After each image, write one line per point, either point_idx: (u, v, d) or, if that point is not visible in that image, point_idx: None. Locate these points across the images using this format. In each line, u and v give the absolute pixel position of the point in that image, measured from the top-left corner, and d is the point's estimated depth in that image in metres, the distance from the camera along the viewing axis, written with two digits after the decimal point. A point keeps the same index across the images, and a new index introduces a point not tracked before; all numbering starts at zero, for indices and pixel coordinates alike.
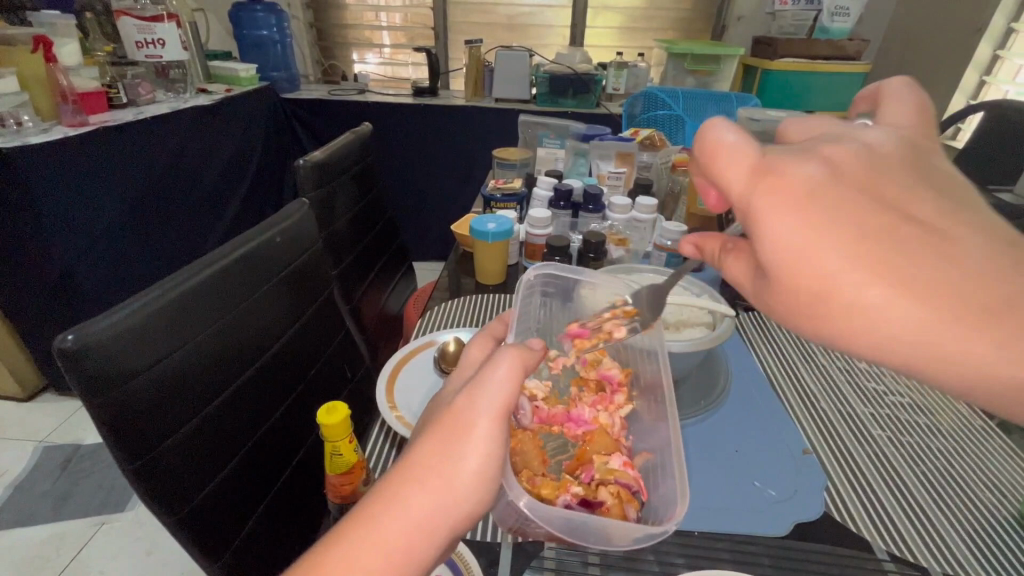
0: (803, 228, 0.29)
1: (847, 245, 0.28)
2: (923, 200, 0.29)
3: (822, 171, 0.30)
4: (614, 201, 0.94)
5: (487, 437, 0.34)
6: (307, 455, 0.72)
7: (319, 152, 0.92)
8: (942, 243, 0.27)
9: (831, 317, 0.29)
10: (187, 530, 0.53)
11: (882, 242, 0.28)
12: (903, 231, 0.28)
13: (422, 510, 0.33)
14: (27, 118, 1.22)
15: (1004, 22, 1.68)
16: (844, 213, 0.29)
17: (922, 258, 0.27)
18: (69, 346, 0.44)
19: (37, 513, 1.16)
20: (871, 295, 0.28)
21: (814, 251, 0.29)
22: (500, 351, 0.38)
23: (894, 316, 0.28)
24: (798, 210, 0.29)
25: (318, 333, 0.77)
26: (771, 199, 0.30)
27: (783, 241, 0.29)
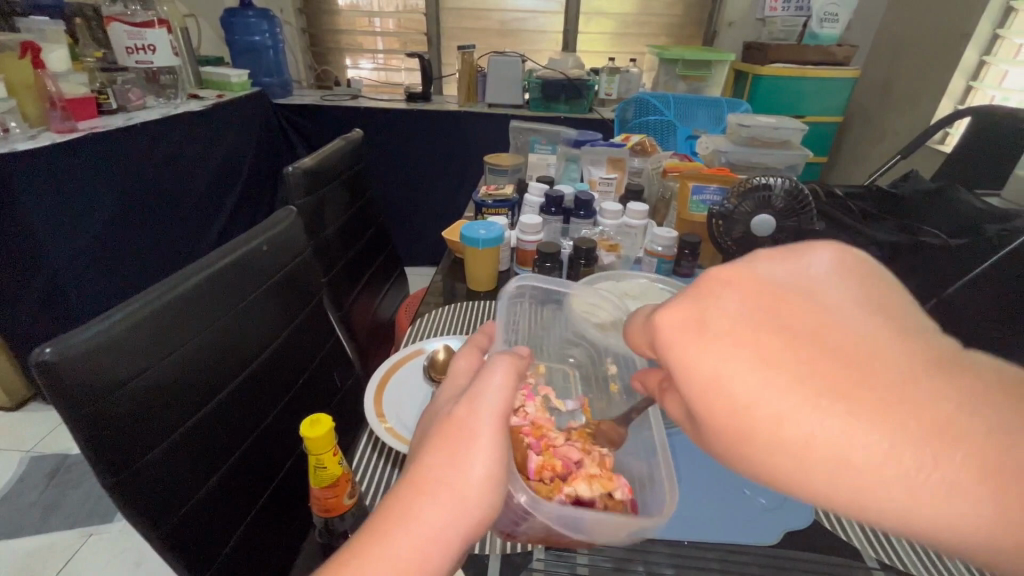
0: (706, 354, 0.23)
1: (746, 364, 0.22)
2: (866, 306, 0.22)
3: (730, 302, 0.23)
4: (604, 207, 0.93)
5: (493, 443, 0.34)
6: (291, 470, 0.71)
7: (308, 159, 0.91)
8: (893, 365, 0.20)
9: (763, 459, 0.22)
10: (169, 546, 0.52)
11: (792, 377, 0.21)
12: (825, 380, 0.21)
13: (435, 524, 0.31)
14: (15, 125, 1.21)
15: (989, 28, 1.71)
16: (749, 344, 0.22)
17: (859, 412, 0.20)
18: (47, 360, 0.43)
19: (22, 524, 1.15)
20: (804, 429, 0.21)
21: (721, 390, 0.23)
22: (495, 360, 0.39)
23: (841, 453, 0.20)
24: (698, 334, 0.24)
25: (306, 343, 0.76)
26: (666, 328, 0.25)
27: (691, 368, 0.24)
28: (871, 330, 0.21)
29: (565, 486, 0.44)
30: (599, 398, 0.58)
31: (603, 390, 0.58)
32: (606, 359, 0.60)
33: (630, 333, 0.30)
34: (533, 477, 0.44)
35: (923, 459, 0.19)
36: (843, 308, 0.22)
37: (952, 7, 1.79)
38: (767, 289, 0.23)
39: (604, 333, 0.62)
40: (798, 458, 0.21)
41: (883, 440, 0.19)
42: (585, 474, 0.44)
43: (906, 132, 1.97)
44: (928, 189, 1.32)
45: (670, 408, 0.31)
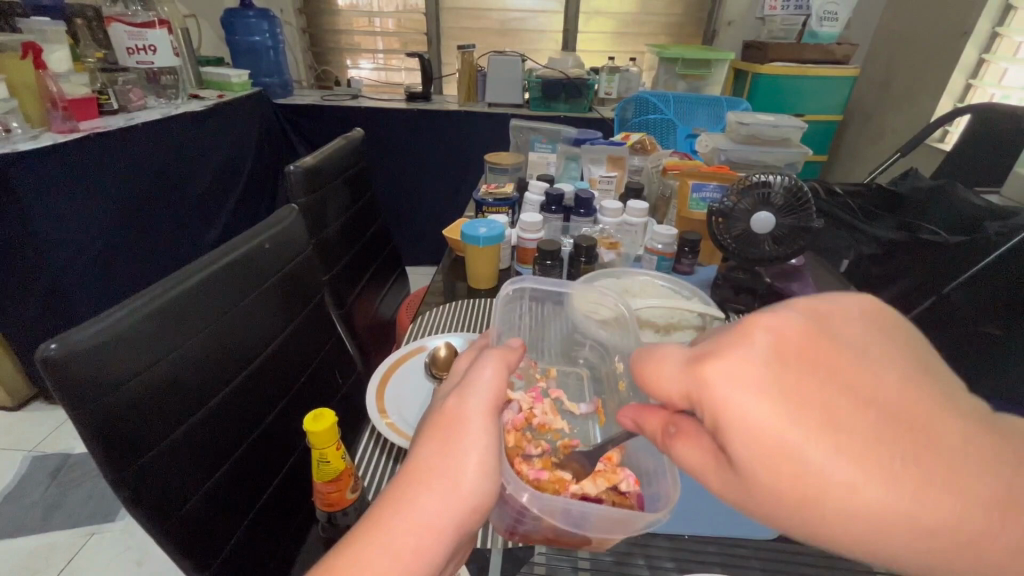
0: (767, 417, 0.23)
1: (798, 432, 0.23)
2: (895, 364, 0.24)
3: (768, 359, 0.24)
4: (605, 205, 0.93)
5: (483, 431, 0.35)
6: (292, 468, 0.71)
7: (309, 157, 0.91)
8: (941, 429, 0.22)
9: (822, 519, 0.23)
10: (173, 541, 0.52)
11: (843, 445, 0.22)
12: (876, 445, 0.22)
13: (430, 511, 0.32)
14: (17, 125, 1.21)
15: (988, 26, 1.71)
16: (800, 409, 0.23)
17: (911, 474, 0.21)
18: (52, 355, 0.43)
19: (25, 523, 1.15)
20: (869, 495, 0.21)
21: (771, 452, 0.23)
22: (483, 355, 0.40)
23: (902, 516, 0.21)
24: (748, 393, 0.24)
25: (306, 341, 0.76)
26: (720, 389, 0.24)
27: (742, 430, 0.24)
28: (914, 384, 0.23)
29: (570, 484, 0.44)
30: (611, 398, 0.57)
31: (612, 388, 0.57)
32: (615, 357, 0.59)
33: (648, 380, 0.30)
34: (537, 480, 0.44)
35: (983, 515, 0.21)
36: (878, 368, 0.23)
37: (951, 6, 1.79)
38: (816, 348, 0.24)
39: (605, 327, 0.61)
40: (862, 520, 0.22)
41: (952, 507, 0.21)
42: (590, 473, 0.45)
43: (906, 130, 1.98)
44: (928, 187, 1.32)
45: (680, 455, 0.30)
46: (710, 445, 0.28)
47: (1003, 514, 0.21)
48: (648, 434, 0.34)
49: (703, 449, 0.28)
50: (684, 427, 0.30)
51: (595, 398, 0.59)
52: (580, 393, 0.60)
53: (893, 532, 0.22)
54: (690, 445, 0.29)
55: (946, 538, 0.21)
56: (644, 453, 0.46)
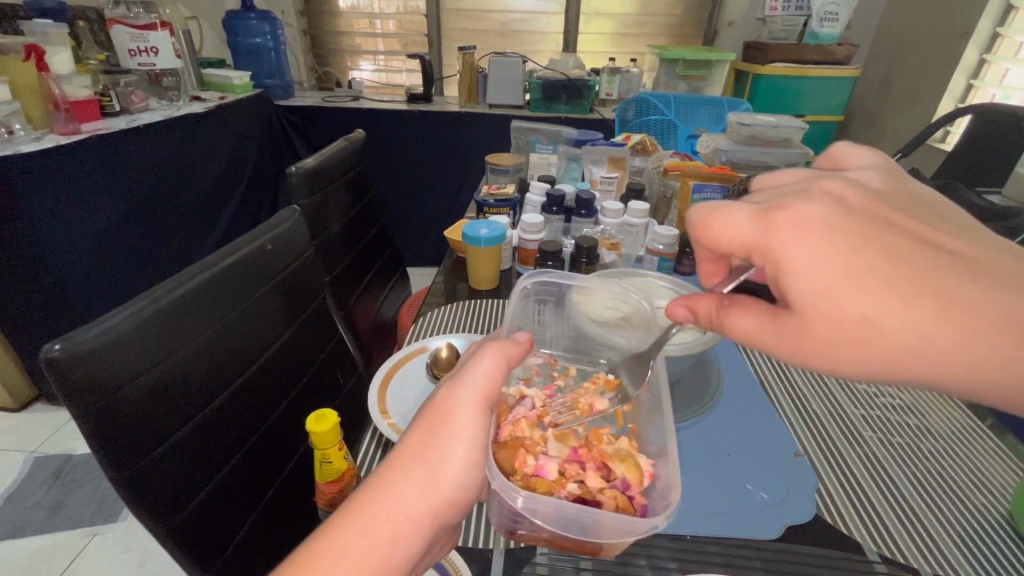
0: (825, 255, 0.35)
1: (846, 257, 0.34)
2: (905, 224, 0.37)
3: (825, 211, 0.36)
4: (606, 205, 0.93)
5: (468, 425, 0.38)
6: (294, 468, 0.71)
7: (311, 159, 0.91)
8: (936, 259, 0.35)
9: (854, 333, 0.35)
10: (176, 542, 0.53)
11: (877, 272, 0.34)
12: (893, 267, 0.34)
13: (409, 499, 0.36)
14: (20, 126, 1.21)
15: (989, 27, 1.72)
16: (845, 247, 0.35)
17: (910, 285, 0.34)
18: (56, 356, 0.44)
19: (28, 524, 1.15)
20: (890, 310, 0.34)
21: (824, 279, 0.35)
22: (484, 346, 0.42)
23: (912, 322, 0.34)
24: (815, 236, 0.35)
25: (308, 341, 0.76)
26: (787, 235, 0.36)
27: (811, 265, 0.35)
28: (917, 237, 0.36)
29: (569, 483, 0.43)
30: (632, 399, 0.55)
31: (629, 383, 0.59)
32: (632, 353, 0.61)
33: (714, 232, 0.39)
34: (533, 475, 0.43)
35: (967, 321, 0.33)
36: (894, 224, 0.36)
37: (952, 6, 1.79)
38: (855, 211, 0.37)
39: (611, 329, 0.61)
40: (884, 331, 0.34)
41: (942, 311, 0.33)
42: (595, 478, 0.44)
43: (907, 131, 1.98)
44: (930, 187, 1.32)
45: (735, 325, 0.41)
46: (765, 309, 0.39)
47: (980, 318, 0.33)
48: (699, 316, 0.44)
49: (759, 316, 0.39)
50: (739, 301, 0.41)
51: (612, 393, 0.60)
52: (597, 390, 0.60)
53: (901, 333, 0.34)
54: (746, 315, 0.40)
55: (937, 335, 0.34)
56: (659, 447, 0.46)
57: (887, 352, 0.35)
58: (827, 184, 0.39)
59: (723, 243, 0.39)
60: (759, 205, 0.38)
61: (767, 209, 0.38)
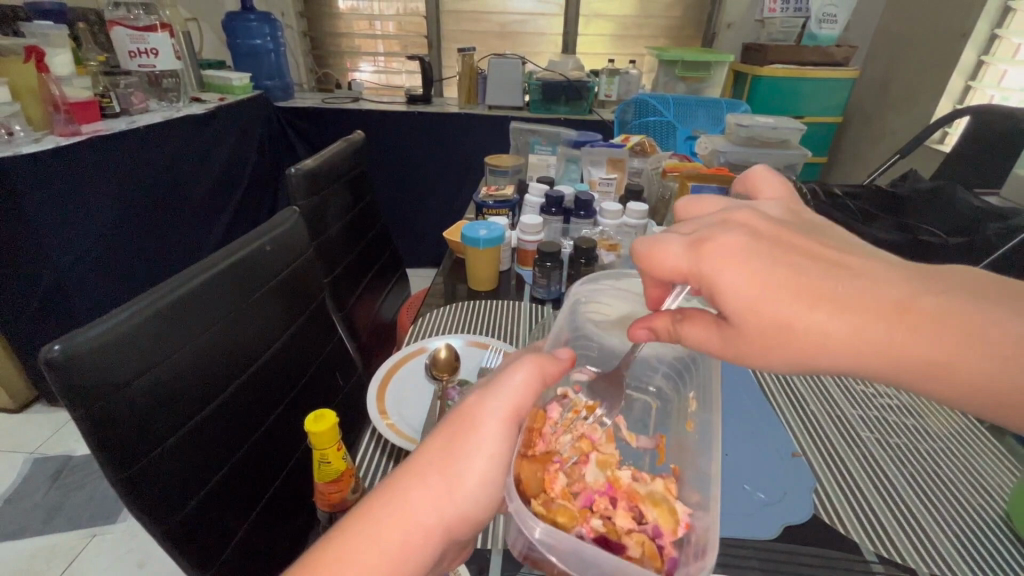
0: (743, 276, 0.34)
1: (764, 274, 0.34)
2: (822, 240, 0.37)
3: (744, 237, 0.35)
4: (605, 207, 0.94)
5: (494, 441, 0.36)
6: (293, 470, 0.71)
7: (310, 160, 0.92)
8: (859, 266, 0.35)
9: (791, 343, 0.34)
10: (174, 543, 0.53)
11: (803, 284, 0.33)
12: (813, 277, 0.34)
13: (424, 508, 0.35)
14: (20, 128, 1.21)
15: (987, 28, 1.72)
16: (765, 264, 0.34)
17: (838, 290, 0.33)
18: (55, 356, 0.44)
19: (28, 525, 1.15)
20: (818, 317, 0.33)
21: (751, 296, 0.33)
22: (521, 359, 0.41)
23: (842, 330, 0.33)
24: (740, 256, 0.34)
25: (307, 342, 0.76)
26: (717, 258, 0.34)
27: (735, 285, 0.34)
28: (838, 250, 0.36)
29: (593, 520, 0.42)
30: (673, 434, 0.53)
31: (678, 424, 0.53)
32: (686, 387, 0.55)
33: (651, 261, 0.37)
34: (557, 501, 0.42)
35: (908, 323, 0.33)
36: (812, 241, 0.36)
37: (950, 8, 1.80)
38: (776, 232, 0.36)
39: (607, 331, 0.61)
40: (815, 337, 0.33)
41: (870, 314, 0.33)
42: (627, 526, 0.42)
43: (905, 132, 1.98)
44: (928, 188, 1.33)
45: (688, 336, 0.38)
46: (714, 320, 0.37)
47: (905, 314, 0.33)
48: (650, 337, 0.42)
49: (706, 327, 0.37)
50: (690, 313, 0.39)
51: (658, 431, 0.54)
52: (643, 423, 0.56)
53: (837, 341, 0.33)
54: (696, 326, 0.38)
55: (878, 342, 0.33)
56: (695, 485, 0.44)
57: (814, 360, 0.34)
58: (741, 210, 0.39)
59: (660, 272, 0.37)
60: (689, 233, 0.37)
61: (695, 238, 0.36)
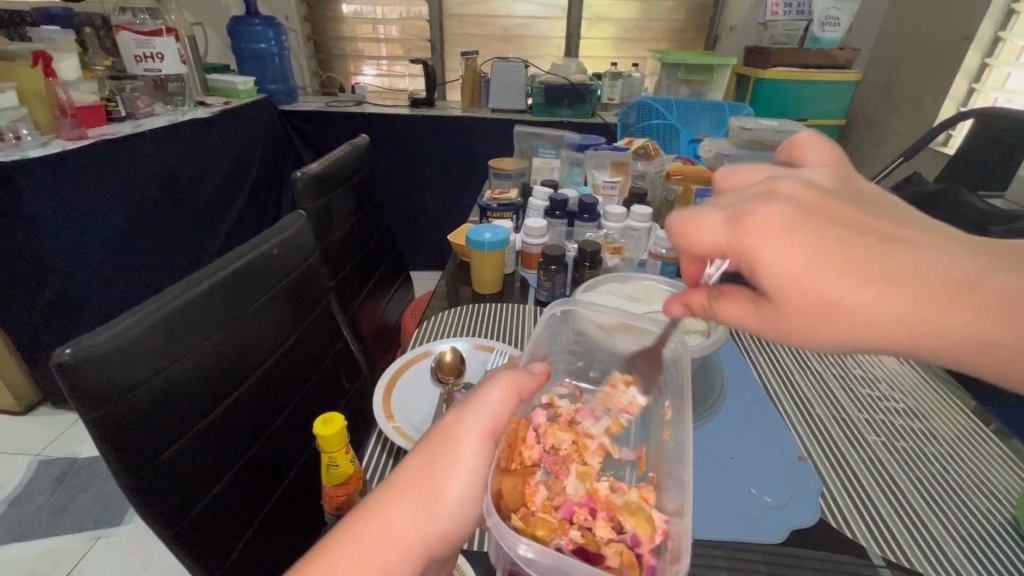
0: (785, 253, 0.34)
1: (805, 250, 0.34)
2: (871, 211, 0.36)
3: (788, 208, 0.35)
4: (609, 209, 0.94)
5: (471, 458, 0.38)
6: (301, 471, 0.71)
7: (316, 164, 0.93)
8: (912, 239, 0.34)
9: (834, 319, 0.34)
10: (182, 546, 0.53)
11: (847, 258, 0.33)
12: (858, 249, 0.34)
13: (405, 525, 0.37)
14: (27, 132, 1.22)
15: (990, 31, 1.72)
16: (812, 237, 0.34)
17: (887, 264, 0.33)
18: (65, 360, 0.44)
19: (33, 528, 1.16)
20: (867, 291, 0.33)
21: (792, 270, 0.34)
22: (497, 374, 0.41)
23: (891, 307, 0.33)
24: (782, 232, 0.34)
25: (314, 342, 0.77)
26: (761, 233, 0.34)
27: (776, 262, 0.34)
28: (890, 222, 0.35)
29: (572, 530, 0.41)
30: (654, 446, 0.52)
31: (657, 433, 0.52)
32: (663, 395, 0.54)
33: (688, 236, 0.38)
34: (537, 514, 0.41)
35: (962, 296, 0.33)
36: (859, 213, 0.35)
37: (953, 11, 1.80)
38: (821, 202, 0.35)
39: (610, 332, 0.57)
40: (862, 312, 0.33)
41: (923, 288, 0.32)
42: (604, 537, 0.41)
43: (909, 135, 1.98)
44: (932, 191, 1.33)
45: (726, 314, 0.39)
46: (750, 296, 0.38)
47: (957, 292, 0.33)
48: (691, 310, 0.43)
49: (744, 302, 0.38)
50: (727, 291, 0.40)
51: (640, 443, 0.54)
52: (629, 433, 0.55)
53: (886, 315, 0.33)
54: (731, 303, 0.39)
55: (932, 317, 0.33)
56: (674, 495, 0.43)
57: (857, 334, 0.34)
58: (786, 178, 0.39)
59: (698, 247, 0.37)
60: (729, 207, 0.37)
61: (735, 211, 0.36)
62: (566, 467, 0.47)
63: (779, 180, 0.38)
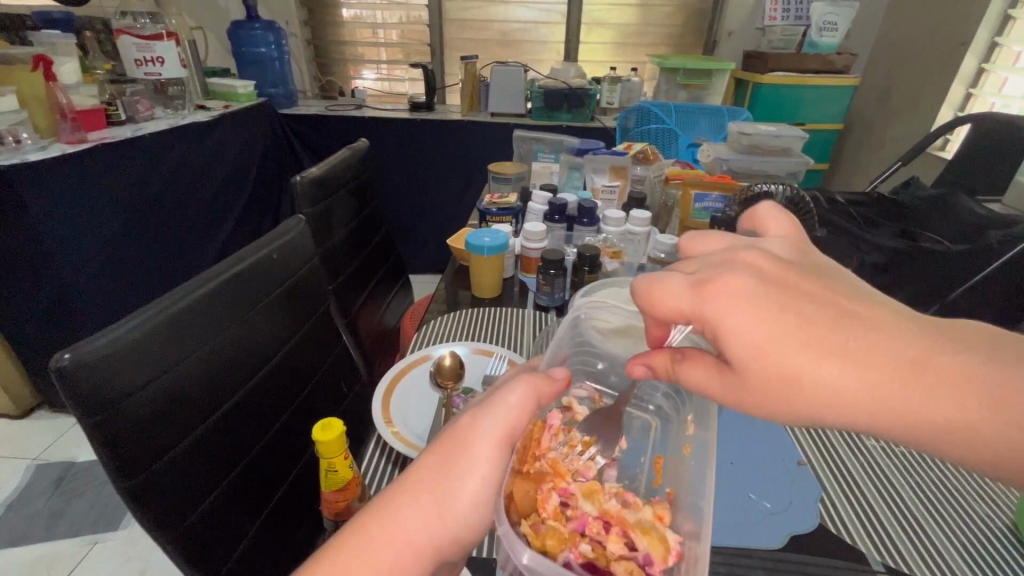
0: (747, 323, 0.33)
1: (764, 321, 0.33)
2: (834, 285, 0.35)
3: (754, 281, 0.34)
4: (608, 214, 0.94)
5: (485, 462, 0.37)
6: (298, 476, 0.71)
7: (315, 168, 0.93)
8: (875, 319, 0.33)
9: (797, 396, 0.32)
10: (180, 551, 0.53)
11: (806, 336, 0.32)
12: (819, 324, 0.33)
13: (414, 527, 0.37)
14: (27, 135, 1.22)
15: (987, 37, 1.73)
16: (773, 309, 0.33)
17: (850, 341, 0.32)
18: (64, 365, 0.44)
19: (30, 533, 1.15)
20: (827, 368, 0.32)
21: (751, 341, 0.33)
22: (516, 380, 0.40)
23: (854, 386, 0.31)
24: (743, 303, 0.33)
25: (313, 347, 0.77)
26: (721, 302, 0.33)
27: (737, 331, 0.33)
28: (853, 300, 0.34)
29: (582, 544, 0.41)
30: (671, 455, 0.52)
31: (675, 445, 0.51)
32: (685, 410, 0.53)
33: (652, 298, 0.36)
34: (548, 523, 0.41)
35: (918, 379, 0.31)
36: (821, 286, 0.35)
37: (950, 16, 1.81)
38: (783, 275, 0.35)
39: (610, 337, 0.59)
40: (820, 391, 0.32)
41: (883, 369, 0.31)
42: (616, 556, 0.41)
43: (907, 139, 1.98)
44: (930, 196, 1.33)
45: (686, 378, 0.37)
46: (712, 361, 0.36)
47: (915, 373, 0.31)
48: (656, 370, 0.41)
49: (707, 364, 0.36)
50: (690, 354, 0.38)
51: (656, 450, 0.54)
52: (642, 445, 0.55)
53: (844, 398, 0.32)
54: (695, 365, 0.37)
55: (894, 400, 0.31)
56: (689, 512, 0.42)
57: (817, 414, 0.33)
58: (748, 244, 0.39)
59: (661, 311, 0.36)
60: (694, 274, 0.36)
61: (699, 279, 0.35)
62: (575, 480, 0.47)
63: (739, 248, 0.38)
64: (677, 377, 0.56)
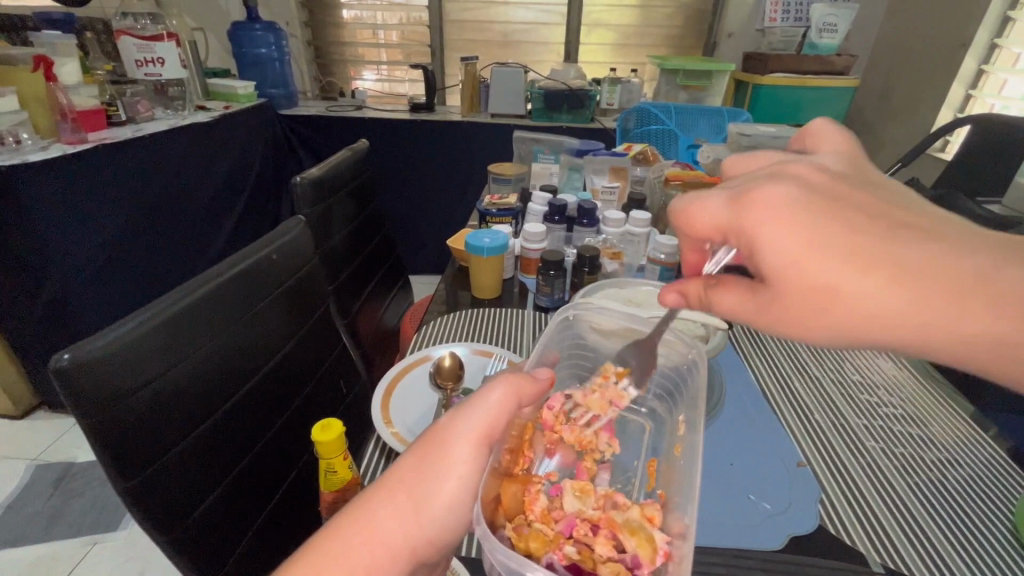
0: (787, 234, 0.34)
1: (805, 233, 0.34)
2: (887, 198, 0.36)
3: (797, 190, 0.35)
4: (608, 215, 0.95)
5: (462, 464, 0.38)
6: (298, 478, 0.70)
7: (314, 169, 0.93)
8: (935, 232, 0.34)
9: (839, 307, 0.34)
10: (179, 552, 0.53)
11: (852, 247, 0.33)
12: (869, 233, 0.34)
13: (389, 528, 0.37)
14: (27, 136, 1.22)
15: (986, 38, 1.74)
16: (814, 219, 0.34)
17: (901, 253, 0.33)
18: (65, 367, 0.44)
19: (27, 534, 1.15)
20: (873, 282, 0.33)
21: (791, 250, 0.34)
22: (496, 378, 0.41)
23: (898, 299, 0.33)
24: (787, 214, 0.34)
25: (313, 348, 0.77)
26: (761, 213, 0.35)
27: (776, 241, 0.34)
28: (910, 214, 0.35)
29: (566, 545, 0.40)
30: (665, 459, 0.51)
31: (669, 448, 0.51)
32: (678, 408, 0.54)
33: (691, 215, 0.39)
34: (533, 525, 0.41)
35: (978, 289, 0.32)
36: (870, 200, 0.36)
37: (950, 17, 1.81)
38: (834, 187, 0.36)
39: (608, 338, 0.59)
40: (862, 303, 0.33)
41: (932, 284, 0.32)
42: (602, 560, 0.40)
43: (907, 141, 1.98)
44: (930, 196, 1.33)
45: (721, 301, 0.40)
46: (747, 283, 0.39)
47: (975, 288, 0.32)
48: (690, 298, 0.44)
49: (740, 287, 0.39)
50: (724, 280, 0.41)
51: (650, 455, 0.54)
52: (635, 448, 0.55)
53: (887, 311, 0.33)
54: (728, 289, 0.40)
55: (948, 319, 0.32)
56: (678, 513, 0.41)
57: (859, 326, 0.34)
58: (800, 160, 0.40)
59: (702, 226, 0.38)
60: (734, 188, 0.38)
61: (740, 192, 0.37)
62: (566, 483, 0.46)
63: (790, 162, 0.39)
64: (673, 377, 0.56)
